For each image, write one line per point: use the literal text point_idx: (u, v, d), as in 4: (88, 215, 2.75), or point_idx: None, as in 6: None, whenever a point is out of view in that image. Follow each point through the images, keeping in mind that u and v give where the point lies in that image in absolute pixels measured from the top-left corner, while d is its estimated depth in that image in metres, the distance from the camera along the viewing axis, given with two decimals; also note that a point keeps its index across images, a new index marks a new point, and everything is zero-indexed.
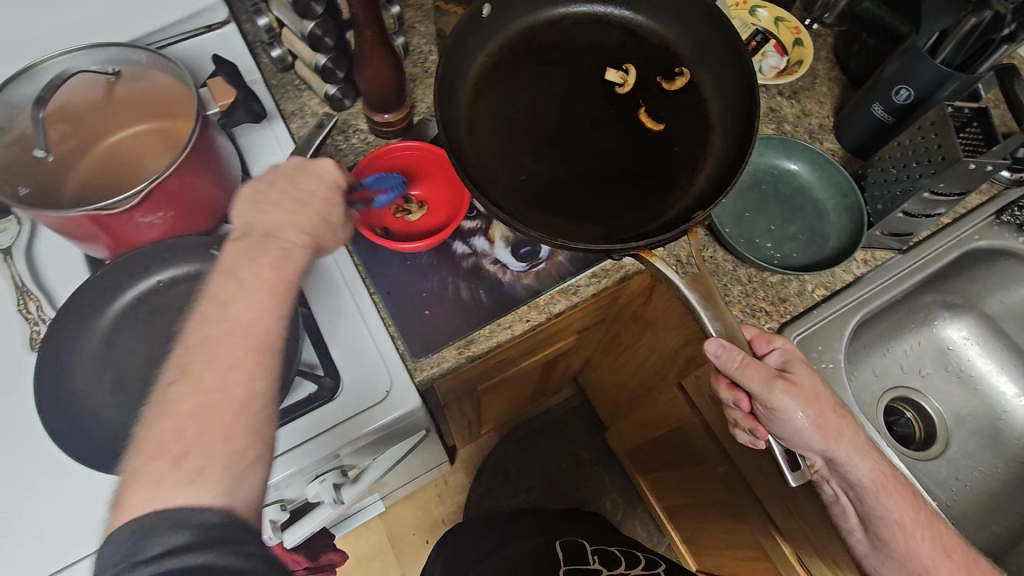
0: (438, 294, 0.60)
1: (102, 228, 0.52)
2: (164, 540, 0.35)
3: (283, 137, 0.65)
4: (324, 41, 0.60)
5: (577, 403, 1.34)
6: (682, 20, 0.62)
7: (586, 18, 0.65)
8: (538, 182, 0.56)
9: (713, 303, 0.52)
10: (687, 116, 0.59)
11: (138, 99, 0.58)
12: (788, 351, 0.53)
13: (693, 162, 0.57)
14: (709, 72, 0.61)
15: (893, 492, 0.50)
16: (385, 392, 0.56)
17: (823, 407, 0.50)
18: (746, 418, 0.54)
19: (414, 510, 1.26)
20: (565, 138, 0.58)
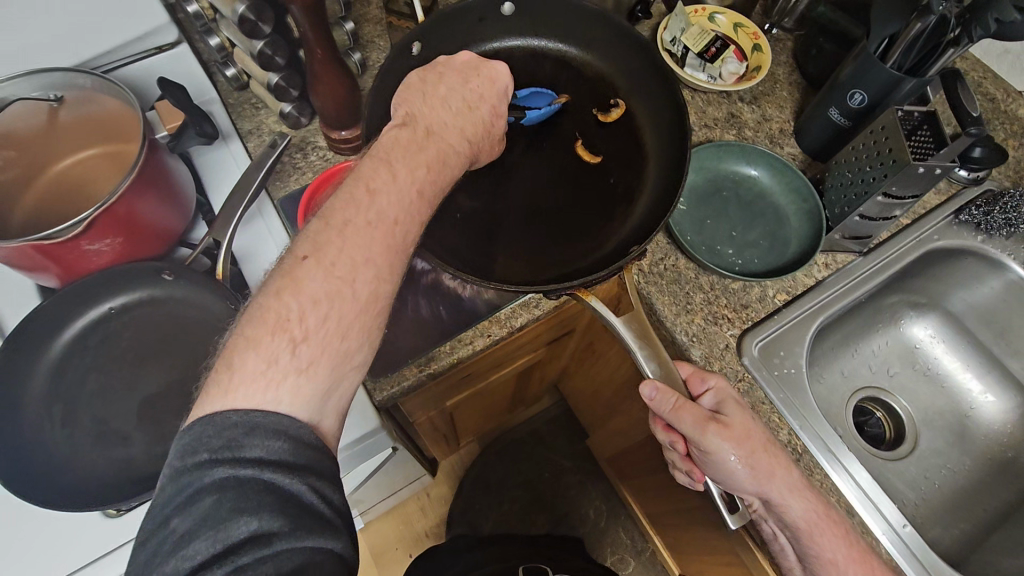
0: (396, 312, 0.60)
1: (48, 258, 0.51)
2: (260, 443, 0.33)
3: (241, 158, 0.65)
4: (275, 60, 0.60)
5: (558, 411, 1.34)
6: (613, 51, 0.63)
7: (519, 51, 0.66)
8: (474, 220, 0.55)
9: (649, 342, 0.51)
10: (624, 144, 0.60)
11: (83, 124, 0.57)
12: (721, 391, 0.53)
13: (630, 192, 0.58)
14: (641, 103, 0.61)
15: (827, 533, 0.50)
16: (343, 414, 0.55)
17: (756, 447, 0.50)
18: (683, 460, 0.55)
19: (397, 524, 1.25)
20: (501, 174, 0.58)
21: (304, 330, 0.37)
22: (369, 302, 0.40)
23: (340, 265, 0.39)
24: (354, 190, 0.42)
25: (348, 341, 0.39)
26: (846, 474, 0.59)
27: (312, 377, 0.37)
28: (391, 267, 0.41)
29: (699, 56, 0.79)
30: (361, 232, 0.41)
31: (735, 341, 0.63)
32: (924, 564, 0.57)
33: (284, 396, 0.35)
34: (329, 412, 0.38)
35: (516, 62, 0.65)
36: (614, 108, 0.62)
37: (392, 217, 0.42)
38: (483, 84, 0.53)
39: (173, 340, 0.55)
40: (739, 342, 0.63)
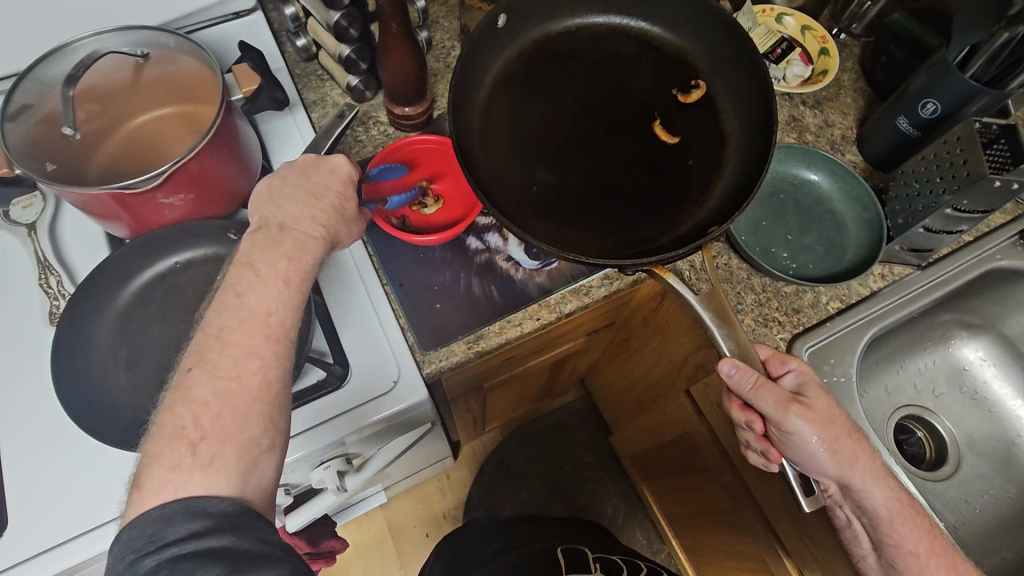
0: (449, 289, 0.60)
1: (123, 208, 0.53)
2: (181, 526, 0.37)
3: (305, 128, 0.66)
4: (350, 32, 0.61)
5: (582, 406, 1.34)
6: (699, 30, 0.61)
7: (603, 27, 0.65)
8: (550, 194, 0.56)
9: (728, 323, 0.51)
10: (703, 129, 0.59)
11: (162, 83, 0.59)
12: (803, 374, 0.52)
13: (708, 176, 0.57)
14: (725, 85, 0.60)
15: (908, 522, 0.49)
16: (392, 382, 0.56)
17: (840, 433, 0.49)
18: (759, 440, 0.53)
19: (415, 504, 1.26)
20: (578, 150, 0.57)
21: (201, 432, 0.40)
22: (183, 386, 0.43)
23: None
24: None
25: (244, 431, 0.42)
26: None
27: (215, 471, 0.40)
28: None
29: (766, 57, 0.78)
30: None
31: (784, 344, 0.63)
32: None
33: (197, 486, 0.39)
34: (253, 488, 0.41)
35: (596, 40, 0.64)
36: (695, 88, 0.60)
37: (266, 304, 0.46)
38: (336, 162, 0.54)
39: None
40: (788, 347, 0.62)
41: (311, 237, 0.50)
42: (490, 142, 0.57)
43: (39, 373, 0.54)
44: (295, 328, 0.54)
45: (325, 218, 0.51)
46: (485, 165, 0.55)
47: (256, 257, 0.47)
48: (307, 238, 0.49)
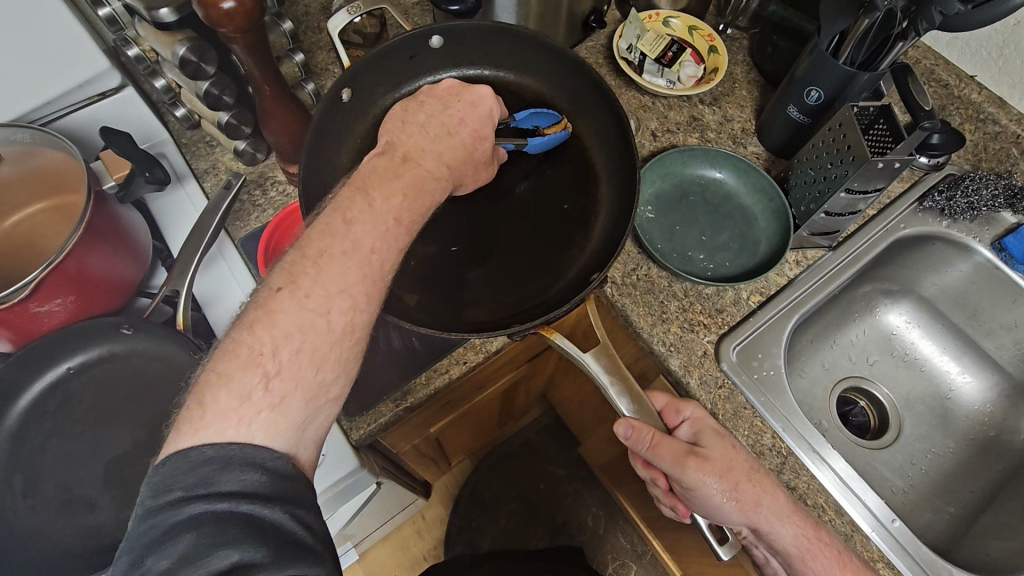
0: (369, 346, 0.58)
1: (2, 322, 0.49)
2: (234, 476, 0.33)
3: (198, 198, 0.64)
4: (223, 99, 0.58)
5: (547, 420, 1.34)
6: (552, 71, 0.63)
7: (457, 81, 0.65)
8: (432, 264, 0.55)
9: (621, 377, 0.52)
10: (573, 169, 0.60)
11: (27, 180, 0.55)
12: (698, 422, 0.53)
13: (585, 217, 0.58)
14: (588, 123, 0.61)
15: (821, 558, 0.49)
16: (321, 456, 0.54)
17: (740, 479, 0.49)
18: (667, 495, 0.56)
19: (393, 550, 1.23)
20: (454, 212, 0.58)
21: (276, 364, 0.37)
22: (349, 329, 0.40)
23: (318, 299, 0.40)
24: (330, 219, 0.43)
25: (323, 371, 0.39)
26: (829, 468, 0.59)
27: (286, 410, 0.37)
28: (367, 297, 0.42)
29: (657, 62, 0.78)
30: (337, 260, 0.41)
31: (712, 347, 0.63)
32: (915, 559, 0.57)
33: (257, 432, 0.35)
34: (306, 444, 0.38)
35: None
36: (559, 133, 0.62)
37: (368, 246, 0.43)
38: (465, 108, 0.53)
39: (140, 393, 0.53)
40: (717, 348, 0.63)
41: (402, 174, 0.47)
42: None
43: None
44: None
45: (454, 154, 0.51)
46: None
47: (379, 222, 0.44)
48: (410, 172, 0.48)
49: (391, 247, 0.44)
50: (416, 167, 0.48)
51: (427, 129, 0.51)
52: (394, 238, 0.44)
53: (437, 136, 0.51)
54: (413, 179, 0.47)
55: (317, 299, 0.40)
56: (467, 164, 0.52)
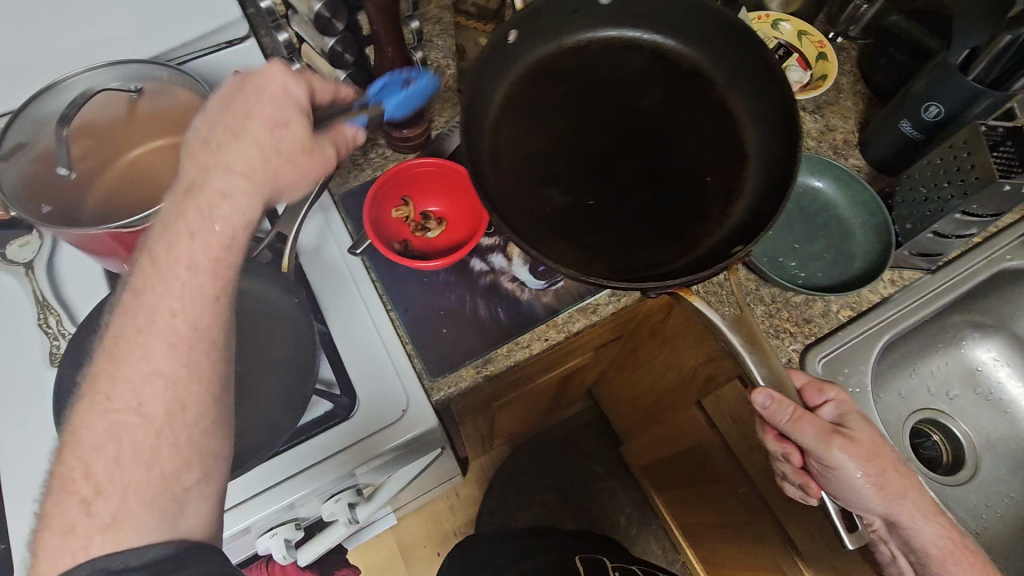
0: (456, 312, 0.60)
1: (118, 246, 0.52)
2: None
3: None
4: (344, 57, 0.60)
5: (589, 416, 1.33)
6: (710, 41, 0.61)
7: (611, 40, 0.64)
8: (565, 214, 0.55)
9: (758, 349, 0.53)
10: (719, 141, 0.59)
11: (159, 117, 0.58)
12: (842, 404, 0.55)
13: (727, 191, 0.56)
14: (744, 97, 0.59)
15: (960, 559, 0.51)
16: (401, 411, 0.56)
17: (885, 467, 0.52)
18: (797, 472, 0.56)
19: (424, 522, 1.25)
20: (594, 169, 0.57)
21: (94, 486, 0.38)
22: (172, 417, 0.40)
23: (122, 400, 0.39)
24: (145, 280, 0.41)
25: (161, 459, 0.39)
26: None
27: (133, 514, 0.38)
28: (195, 363, 0.41)
29: None
30: (146, 338, 0.40)
31: (797, 355, 0.62)
32: None
33: (106, 542, 0.37)
34: (187, 523, 0.40)
35: (606, 56, 0.63)
36: (712, 103, 0.60)
37: (168, 310, 0.41)
38: (251, 96, 0.44)
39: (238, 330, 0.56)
40: (802, 357, 0.62)
41: (222, 198, 0.43)
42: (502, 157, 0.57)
43: (37, 418, 0.54)
44: (301, 361, 0.54)
45: (250, 161, 0.43)
46: (498, 189, 0.55)
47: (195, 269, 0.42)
48: (219, 200, 0.43)
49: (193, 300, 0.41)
50: (210, 190, 0.43)
51: (229, 138, 0.44)
52: (193, 291, 0.42)
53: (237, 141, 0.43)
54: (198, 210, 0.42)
55: (122, 389, 0.39)
56: (285, 169, 0.45)
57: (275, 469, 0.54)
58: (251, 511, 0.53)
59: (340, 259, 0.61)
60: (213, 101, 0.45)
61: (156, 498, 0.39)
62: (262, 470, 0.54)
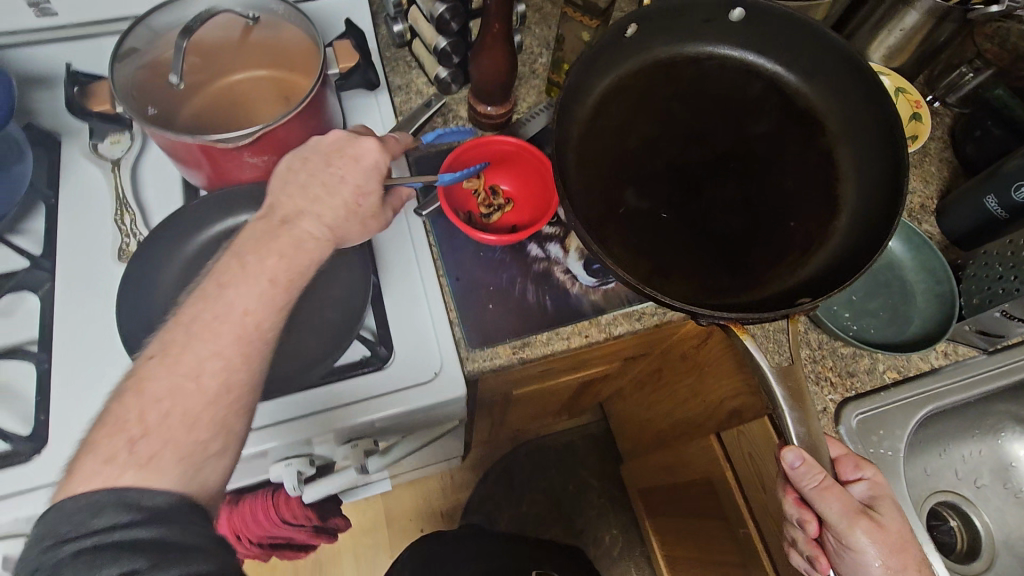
0: (504, 291, 0.60)
1: (207, 159, 0.54)
2: (108, 517, 0.37)
3: (386, 109, 0.68)
4: (450, 24, 0.62)
5: (596, 429, 1.34)
6: (840, 84, 0.55)
7: (733, 62, 0.59)
8: (635, 219, 0.52)
9: (800, 404, 0.50)
10: (817, 187, 0.53)
11: (265, 49, 0.61)
12: (876, 485, 0.54)
13: (807, 241, 0.52)
14: (854, 147, 0.54)
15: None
16: (433, 373, 0.57)
17: (907, 563, 0.51)
18: (809, 541, 0.55)
19: (415, 495, 1.26)
20: (678, 183, 0.54)
21: (142, 427, 0.41)
22: (221, 389, 0.44)
23: (186, 365, 0.43)
24: (207, 289, 0.47)
25: (199, 429, 0.43)
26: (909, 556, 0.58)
27: (156, 466, 0.40)
28: (242, 357, 0.45)
29: None
30: (207, 327, 0.45)
31: (833, 406, 0.61)
32: None
33: (127, 480, 0.39)
34: (200, 481, 0.42)
35: (720, 75, 0.59)
36: (817, 144, 0.55)
37: (241, 309, 0.46)
38: (346, 164, 0.53)
39: None
40: (838, 409, 0.61)
41: (310, 236, 0.50)
42: (587, 148, 0.53)
43: (98, 305, 0.56)
44: (349, 306, 0.56)
45: (338, 214, 0.51)
46: (582, 178, 0.51)
47: (270, 259, 0.48)
48: (306, 237, 0.50)
49: (265, 307, 0.47)
50: (297, 229, 0.50)
51: (323, 193, 0.51)
52: (268, 299, 0.47)
53: (328, 197, 0.51)
54: (290, 240, 0.49)
55: (185, 365, 0.43)
56: (355, 223, 0.52)
57: (296, 405, 0.55)
58: (269, 438, 0.54)
59: (402, 217, 0.62)
60: (309, 156, 0.53)
61: (187, 456, 0.41)
62: (285, 400, 0.55)
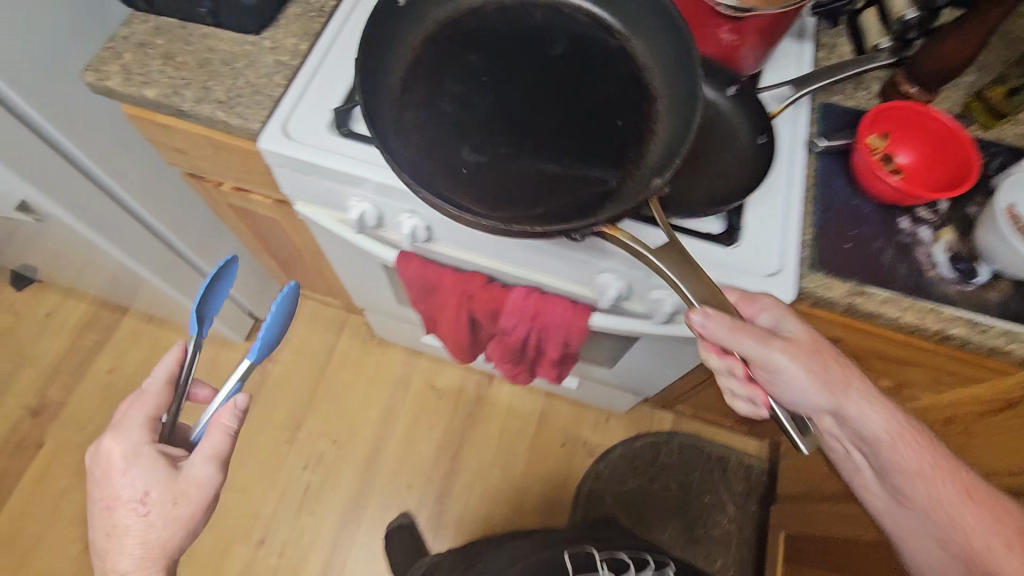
0: (863, 241, 0.63)
1: (693, 20, 0.64)
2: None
3: (805, 55, 0.74)
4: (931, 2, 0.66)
5: (757, 463, 1.31)
6: (643, 22, 0.66)
7: (512, 4, 0.68)
8: (481, 171, 0.60)
9: (700, 275, 0.52)
10: (625, 100, 0.64)
11: None
12: (771, 306, 0.57)
13: (637, 133, 0.62)
14: (647, 41, 0.66)
15: (911, 443, 0.56)
16: (772, 270, 0.62)
17: (826, 359, 0.55)
18: (744, 383, 0.55)
19: (569, 416, 1.34)
20: (498, 124, 0.62)
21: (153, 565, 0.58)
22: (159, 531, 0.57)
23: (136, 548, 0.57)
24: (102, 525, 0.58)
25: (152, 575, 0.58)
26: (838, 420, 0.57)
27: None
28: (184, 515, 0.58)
29: None
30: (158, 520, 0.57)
31: None
32: None
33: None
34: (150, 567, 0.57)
35: (515, 19, 0.67)
36: (631, 69, 0.65)
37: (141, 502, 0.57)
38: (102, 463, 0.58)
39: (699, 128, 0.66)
40: None
41: (137, 491, 0.56)
42: (426, 122, 0.62)
43: None
44: (732, 182, 0.63)
45: (151, 482, 0.57)
46: (415, 142, 0.61)
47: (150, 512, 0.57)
48: (141, 506, 0.57)
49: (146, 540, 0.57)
50: (122, 494, 0.57)
51: (107, 477, 0.57)
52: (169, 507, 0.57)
53: (107, 481, 0.57)
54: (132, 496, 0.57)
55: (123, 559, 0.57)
56: (155, 463, 0.58)
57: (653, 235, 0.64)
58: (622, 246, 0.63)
59: (795, 140, 0.67)
60: (95, 459, 0.59)
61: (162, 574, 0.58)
62: (643, 225, 0.64)
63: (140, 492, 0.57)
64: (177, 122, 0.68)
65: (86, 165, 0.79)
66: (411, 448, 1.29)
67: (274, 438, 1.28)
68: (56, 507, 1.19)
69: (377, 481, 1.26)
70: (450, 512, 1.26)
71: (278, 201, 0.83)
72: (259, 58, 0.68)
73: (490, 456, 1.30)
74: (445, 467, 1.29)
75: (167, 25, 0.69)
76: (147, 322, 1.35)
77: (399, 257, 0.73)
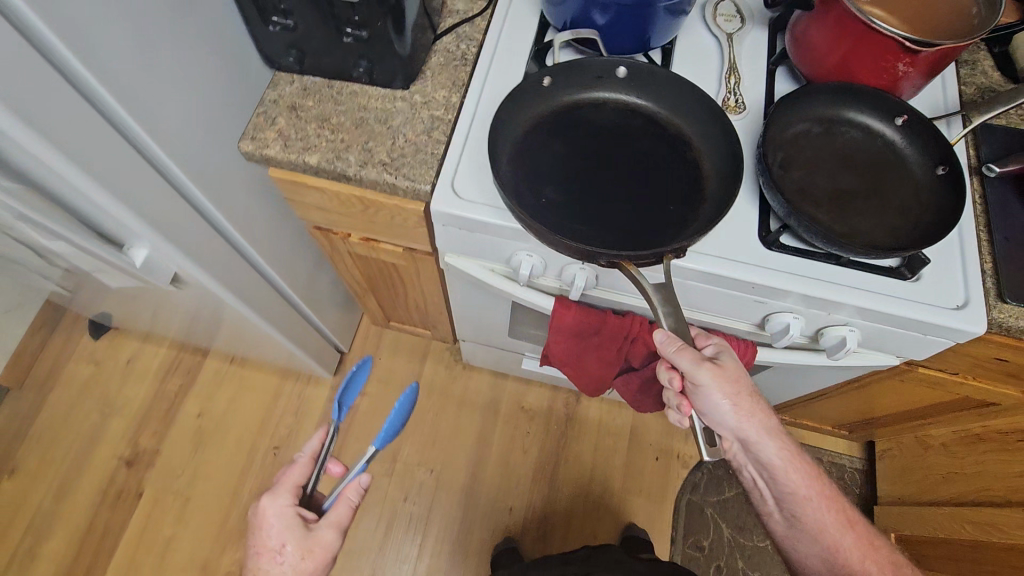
0: None
1: (870, 55, 0.62)
2: None
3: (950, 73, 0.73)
4: None
5: (851, 463, 1.32)
6: (664, 97, 0.67)
7: (614, 101, 0.68)
8: (551, 211, 0.61)
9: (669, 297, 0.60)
10: (675, 178, 0.64)
11: None
12: (722, 344, 0.64)
13: (681, 216, 0.62)
14: (701, 132, 0.66)
15: (799, 470, 0.64)
16: (958, 304, 0.62)
17: (742, 391, 0.60)
18: (678, 397, 0.63)
19: (660, 429, 1.34)
20: (580, 195, 0.62)
21: None
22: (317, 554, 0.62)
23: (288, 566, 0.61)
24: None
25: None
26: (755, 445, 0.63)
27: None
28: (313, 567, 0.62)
29: None
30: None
31: None
32: None
33: None
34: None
35: (623, 116, 0.67)
36: (676, 151, 0.66)
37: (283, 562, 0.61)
38: (271, 505, 0.63)
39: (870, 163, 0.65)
40: None
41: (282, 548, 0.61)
42: (514, 170, 0.63)
43: None
44: (915, 216, 0.62)
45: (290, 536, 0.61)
46: (511, 174, 0.62)
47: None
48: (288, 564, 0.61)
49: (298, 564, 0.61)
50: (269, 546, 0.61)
51: (268, 527, 0.62)
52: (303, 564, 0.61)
53: (274, 526, 0.62)
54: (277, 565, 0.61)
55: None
56: (290, 521, 0.62)
57: (837, 274, 0.63)
58: (806, 287, 0.62)
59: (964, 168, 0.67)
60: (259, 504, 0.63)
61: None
62: (823, 265, 0.63)
63: (280, 544, 0.61)
64: (334, 185, 0.67)
65: (239, 243, 0.78)
66: (508, 471, 1.29)
67: (372, 470, 1.27)
68: (163, 557, 1.19)
69: (478, 508, 1.26)
70: (554, 532, 1.26)
71: (409, 250, 0.82)
72: (414, 115, 0.67)
73: (587, 474, 1.30)
74: (544, 488, 1.29)
75: (316, 85, 0.68)
76: (229, 362, 1.34)
77: (556, 303, 0.72)
